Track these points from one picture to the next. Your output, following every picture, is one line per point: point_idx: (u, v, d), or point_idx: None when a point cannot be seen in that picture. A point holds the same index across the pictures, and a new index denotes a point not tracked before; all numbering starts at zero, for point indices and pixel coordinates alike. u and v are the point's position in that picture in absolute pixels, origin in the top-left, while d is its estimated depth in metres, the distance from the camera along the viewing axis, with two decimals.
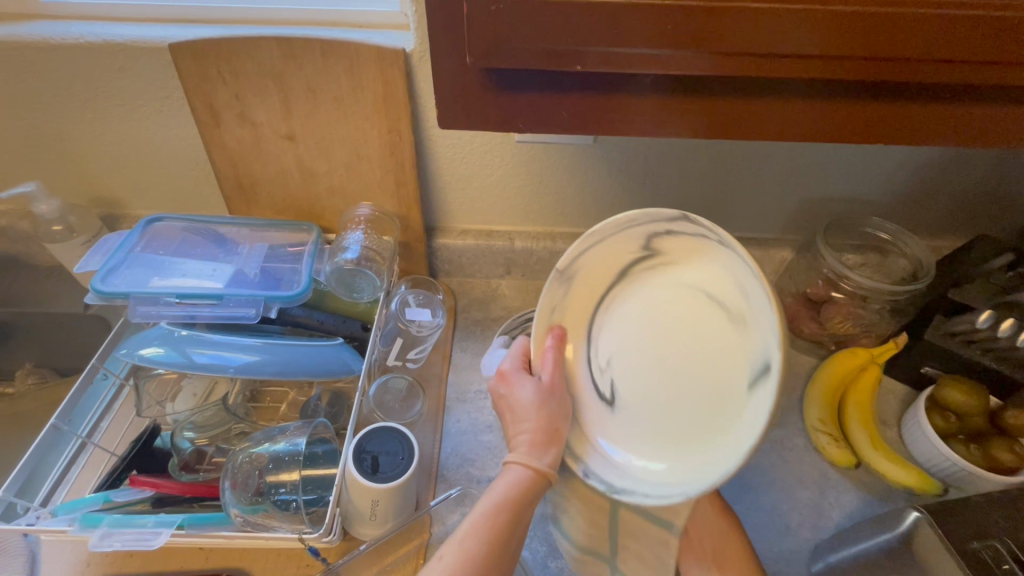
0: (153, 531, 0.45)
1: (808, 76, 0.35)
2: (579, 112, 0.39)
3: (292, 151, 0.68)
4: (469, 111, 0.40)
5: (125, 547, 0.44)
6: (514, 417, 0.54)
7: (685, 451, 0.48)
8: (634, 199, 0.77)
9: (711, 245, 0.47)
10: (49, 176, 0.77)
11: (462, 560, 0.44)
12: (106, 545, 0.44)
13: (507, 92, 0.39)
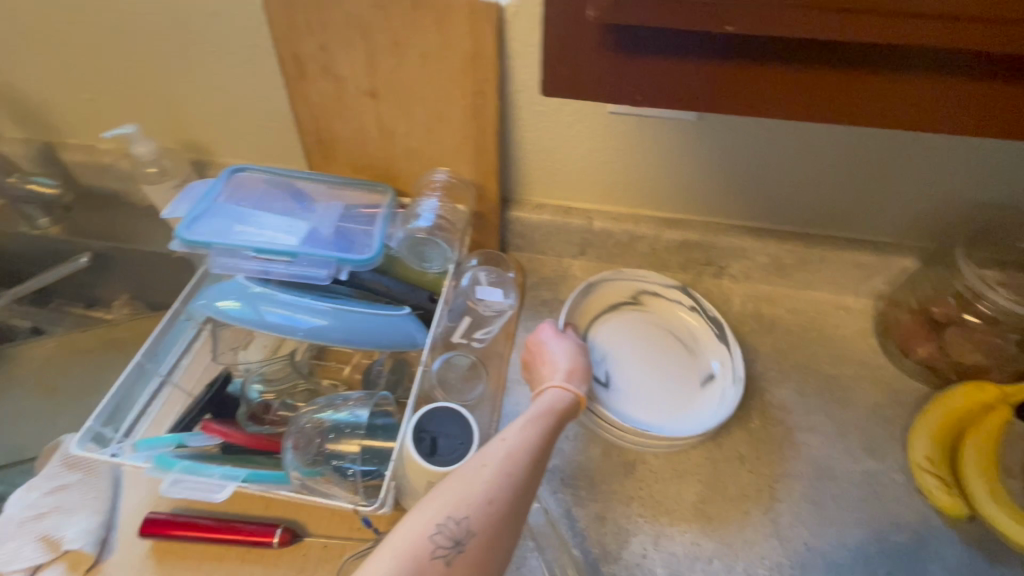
0: (219, 483, 0.47)
1: (975, 47, 0.27)
2: (709, 84, 0.33)
3: (373, 109, 0.66)
4: (577, 78, 0.35)
5: (191, 496, 0.46)
6: (548, 360, 0.57)
7: (664, 421, 0.61)
8: (732, 187, 0.69)
9: (682, 310, 0.70)
10: (147, 118, 0.80)
11: (524, 442, 0.45)
12: (176, 492, 0.46)
13: (624, 57, 0.33)
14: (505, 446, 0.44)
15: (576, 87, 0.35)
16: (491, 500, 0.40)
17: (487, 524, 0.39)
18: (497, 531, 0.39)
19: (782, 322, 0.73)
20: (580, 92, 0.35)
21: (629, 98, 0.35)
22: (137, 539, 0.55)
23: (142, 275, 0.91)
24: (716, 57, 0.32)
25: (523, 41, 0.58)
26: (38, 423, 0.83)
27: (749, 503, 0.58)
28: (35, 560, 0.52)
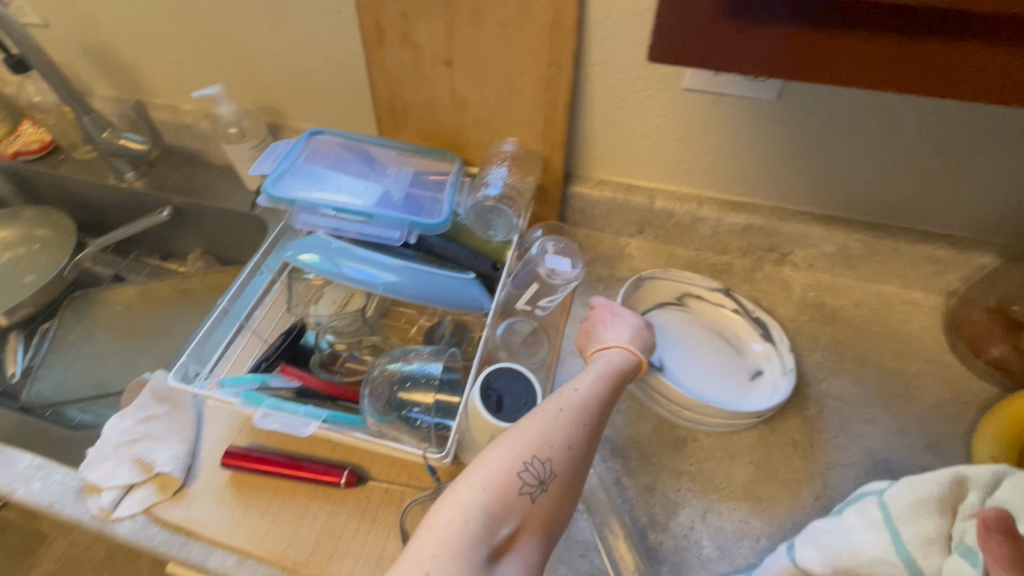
0: (304, 420, 0.51)
1: None
2: (800, 51, 0.34)
3: (447, 78, 0.67)
4: (689, 45, 0.35)
5: (278, 431, 0.50)
6: (613, 326, 0.58)
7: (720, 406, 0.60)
8: (804, 172, 0.68)
9: (724, 312, 0.68)
10: (230, 80, 0.84)
11: (593, 395, 0.48)
12: (267, 423, 0.50)
13: (739, 25, 0.34)
14: (578, 396, 0.47)
15: (685, 54, 0.36)
16: (571, 446, 0.43)
17: (567, 465, 0.42)
18: (573, 473, 0.42)
19: (843, 313, 0.72)
20: (688, 57, 0.36)
21: (737, 66, 0.36)
22: (217, 468, 0.60)
23: (216, 231, 0.96)
24: (840, 27, 0.33)
25: (604, 12, 0.58)
26: (120, 361, 0.90)
27: (800, 487, 0.58)
28: (130, 479, 0.57)
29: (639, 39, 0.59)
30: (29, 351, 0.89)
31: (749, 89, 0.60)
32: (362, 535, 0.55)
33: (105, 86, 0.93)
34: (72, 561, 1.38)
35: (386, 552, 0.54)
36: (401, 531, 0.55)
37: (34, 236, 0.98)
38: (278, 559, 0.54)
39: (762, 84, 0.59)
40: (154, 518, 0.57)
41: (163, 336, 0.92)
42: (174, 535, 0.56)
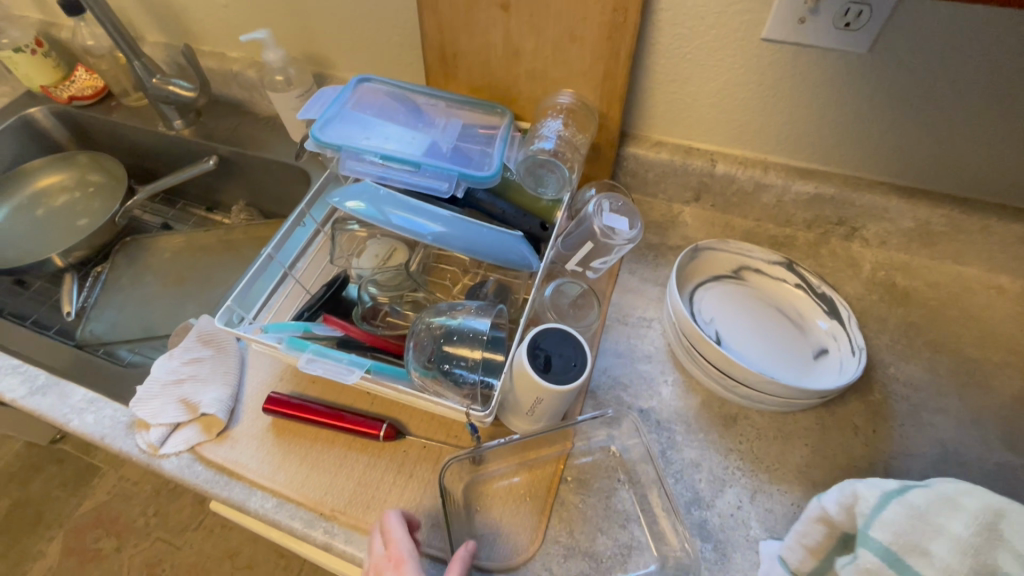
0: (347, 368, 0.49)
1: None
2: None
3: (502, 23, 0.63)
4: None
5: (320, 376, 0.49)
6: None
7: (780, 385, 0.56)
8: (888, 138, 0.62)
9: (785, 287, 0.64)
10: (278, 26, 0.82)
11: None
12: (312, 368, 0.50)
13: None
14: None
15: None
16: None
17: None
18: None
19: (916, 294, 0.67)
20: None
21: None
22: (259, 413, 0.60)
23: (260, 182, 0.96)
24: None
25: None
26: (166, 307, 0.92)
27: (859, 474, 0.54)
28: (177, 418, 0.59)
29: None
30: (83, 293, 0.92)
31: (837, 40, 0.54)
32: (399, 488, 0.55)
33: (155, 31, 0.92)
34: (122, 493, 1.47)
35: (422, 507, 0.53)
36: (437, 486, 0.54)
37: (88, 181, 1.00)
38: (317, 505, 0.54)
39: (853, 33, 0.53)
40: (199, 457, 0.58)
41: (208, 285, 0.94)
42: (218, 474, 0.57)
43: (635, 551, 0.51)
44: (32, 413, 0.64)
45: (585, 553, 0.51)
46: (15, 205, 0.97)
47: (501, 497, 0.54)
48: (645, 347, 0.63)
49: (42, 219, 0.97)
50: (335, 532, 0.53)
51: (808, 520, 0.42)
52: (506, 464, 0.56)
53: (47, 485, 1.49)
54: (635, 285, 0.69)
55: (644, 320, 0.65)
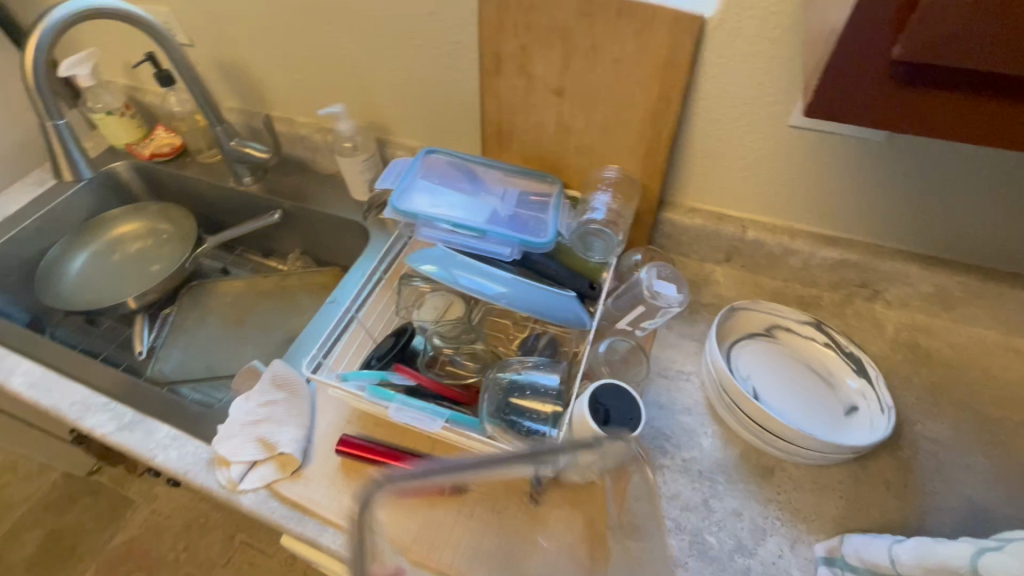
0: (431, 417, 0.56)
1: None
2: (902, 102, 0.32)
3: (556, 107, 0.72)
4: (851, 103, 0.34)
5: (408, 423, 0.55)
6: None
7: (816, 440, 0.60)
8: (907, 212, 0.68)
9: (814, 346, 0.69)
10: (347, 99, 0.92)
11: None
12: (400, 416, 0.56)
13: (909, 90, 0.32)
14: None
15: (845, 110, 0.34)
16: None
17: None
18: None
19: (938, 355, 0.71)
20: (843, 116, 0.34)
21: (893, 125, 0.34)
22: (331, 454, 0.66)
23: (318, 234, 1.04)
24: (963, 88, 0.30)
25: (719, 53, 0.61)
26: (227, 347, 0.99)
27: (893, 528, 0.58)
28: (255, 456, 0.63)
29: (751, 79, 0.62)
30: (152, 333, 1.00)
31: (859, 130, 0.61)
32: (461, 528, 0.59)
33: (232, 98, 1.03)
34: (154, 526, 1.50)
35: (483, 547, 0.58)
36: (496, 528, 0.59)
37: (159, 231, 1.10)
38: None
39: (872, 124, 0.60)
40: (274, 493, 0.63)
41: (266, 328, 1.01)
42: (293, 510, 0.62)
43: None
44: (119, 448, 0.70)
45: None
46: (93, 251, 1.07)
47: (556, 542, 0.58)
48: (684, 399, 0.68)
49: (117, 264, 1.06)
50: (404, 569, 0.57)
51: (880, 543, 0.52)
52: None
53: (82, 516, 1.53)
54: (673, 340, 0.74)
55: (683, 374, 0.70)
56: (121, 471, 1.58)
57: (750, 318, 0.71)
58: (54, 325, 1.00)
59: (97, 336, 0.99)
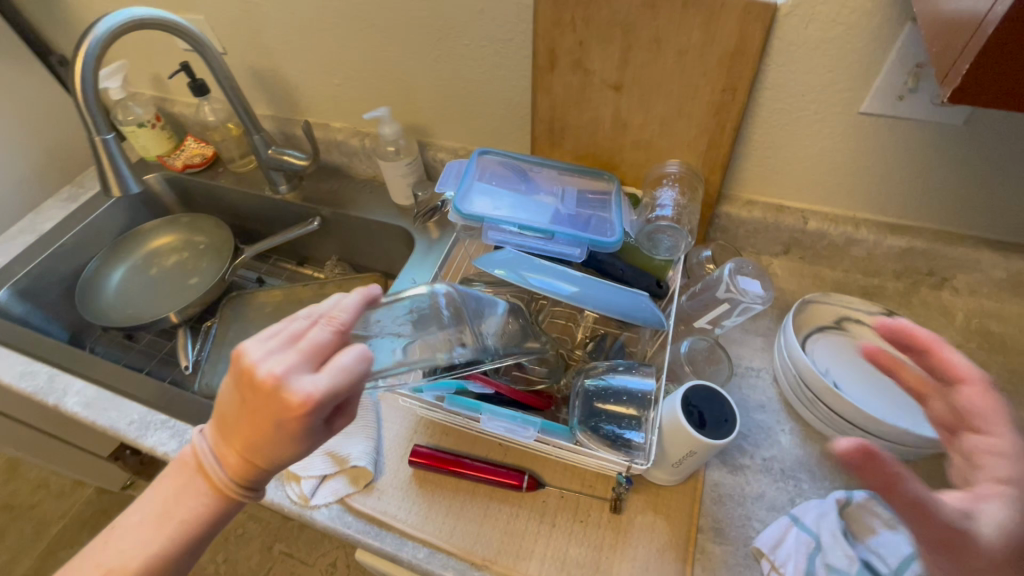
0: (522, 426, 0.55)
1: None
2: None
3: (613, 102, 0.70)
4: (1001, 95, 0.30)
5: (502, 435, 0.55)
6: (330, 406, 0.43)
7: None
8: (980, 197, 0.66)
9: (887, 337, 0.68)
10: (386, 102, 0.90)
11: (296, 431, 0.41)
12: (491, 426, 0.55)
13: None
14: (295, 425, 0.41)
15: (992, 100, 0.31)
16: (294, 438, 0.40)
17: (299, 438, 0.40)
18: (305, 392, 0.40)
19: (1013, 341, 0.70)
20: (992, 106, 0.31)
21: None
22: (401, 465, 0.65)
23: (357, 240, 1.03)
24: None
25: (789, 40, 0.59)
26: None
27: None
28: (325, 470, 0.62)
29: (822, 65, 0.60)
30: (195, 347, 0.98)
31: (935, 114, 0.59)
32: (544, 536, 0.58)
33: (265, 106, 1.02)
34: None
35: (569, 556, 0.57)
36: (580, 536, 0.58)
37: (195, 243, 1.09)
38: (468, 554, 0.57)
39: (951, 108, 0.58)
40: (348, 507, 0.62)
41: None
42: (368, 524, 0.61)
43: None
44: None
45: None
46: (130, 265, 1.05)
47: (644, 546, 0.57)
48: (757, 397, 0.67)
49: (155, 278, 1.05)
50: None
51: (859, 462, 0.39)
52: (644, 516, 0.59)
53: None
54: (738, 336, 0.73)
55: (753, 371, 0.69)
56: None
57: (820, 311, 0.69)
58: (95, 340, 1.00)
59: (137, 352, 0.99)
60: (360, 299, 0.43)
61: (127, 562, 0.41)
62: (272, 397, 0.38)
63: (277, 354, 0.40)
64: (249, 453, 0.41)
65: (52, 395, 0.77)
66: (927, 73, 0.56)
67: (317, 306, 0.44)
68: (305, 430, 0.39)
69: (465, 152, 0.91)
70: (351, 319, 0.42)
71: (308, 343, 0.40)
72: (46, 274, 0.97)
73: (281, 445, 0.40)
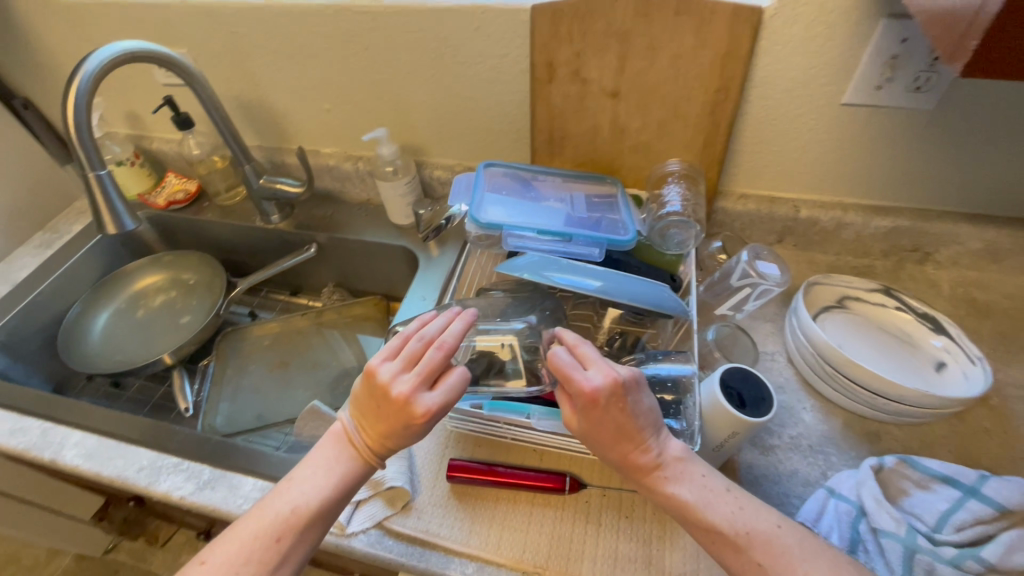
0: None
1: None
2: None
3: (611, 108, 0.73)
4: (1007, 59, 0.33)
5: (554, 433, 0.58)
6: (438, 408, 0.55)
7: None
8: (954, 174, 0.72)
9: (887, 311, 0.72)
10: (379, 124, 0.90)
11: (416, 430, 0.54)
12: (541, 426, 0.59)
13: None
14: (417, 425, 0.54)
15: (998, 67, 0.33)
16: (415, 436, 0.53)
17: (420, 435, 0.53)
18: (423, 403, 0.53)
19: (996, 306, 0.75)
20: (1001, 73, 0.33)
21: None
22: (437, 481, 0.63)
23: (355, 264, 1.02)
24: None
25: (774, 40, 0.63)
26: (275, 393, 0.94)
27: (1007, 473, 0.60)
28: (358, 496, 0.60)
29: (807, 62, 0.64)
30: (193, 387, 0.94)
31: (911, 101, 0.65)
32: (593, 537, 0.58)
33: (251, 136, 1.00)
34: None
35: (620, 552, 0.56)
36: (629, 532, 0.58)
37: (182, 280, 1.05)
38: (519, 563, 0.56)
39: (923, 94, 0.64)
40: (387, 531, 0.60)
41: (313, 366, 0.97)
42: (409, 546, 0.58)
43: None
44: (202, 509, 0.65)
45: None
46: (115, 309, 1.01)
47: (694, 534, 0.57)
48: (775, 378, 0.69)
49: (142, 320, 1.01)
50: None
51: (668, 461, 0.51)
52: None
53: None
54: (747, 323, 0.75)
55: (767, 354, 0.72)
56: (141, 545, 1.48)
57: (823, 292, 0.73)
58: (80, 390, 0.94)
59: (129, 399, 0.94)
60: (462, 326, 0.56)
61: (305, 505, 0.50)
62: (406, 407, 0.51)
63: (405, 374, 0.53)
64: (384, 443, 0.53)
65: (48, 449, 0.72)
66: (901, 63, 0.61)
67: (427, 332, 0.56)
68: (428, 427, 0.52)
69: (461, 167, 0.92)
70: (456, 343, 0.54)
71: (426, 364, 0.53)
72: (24, 324, 0.91)
73: (409, 438, 0.53)
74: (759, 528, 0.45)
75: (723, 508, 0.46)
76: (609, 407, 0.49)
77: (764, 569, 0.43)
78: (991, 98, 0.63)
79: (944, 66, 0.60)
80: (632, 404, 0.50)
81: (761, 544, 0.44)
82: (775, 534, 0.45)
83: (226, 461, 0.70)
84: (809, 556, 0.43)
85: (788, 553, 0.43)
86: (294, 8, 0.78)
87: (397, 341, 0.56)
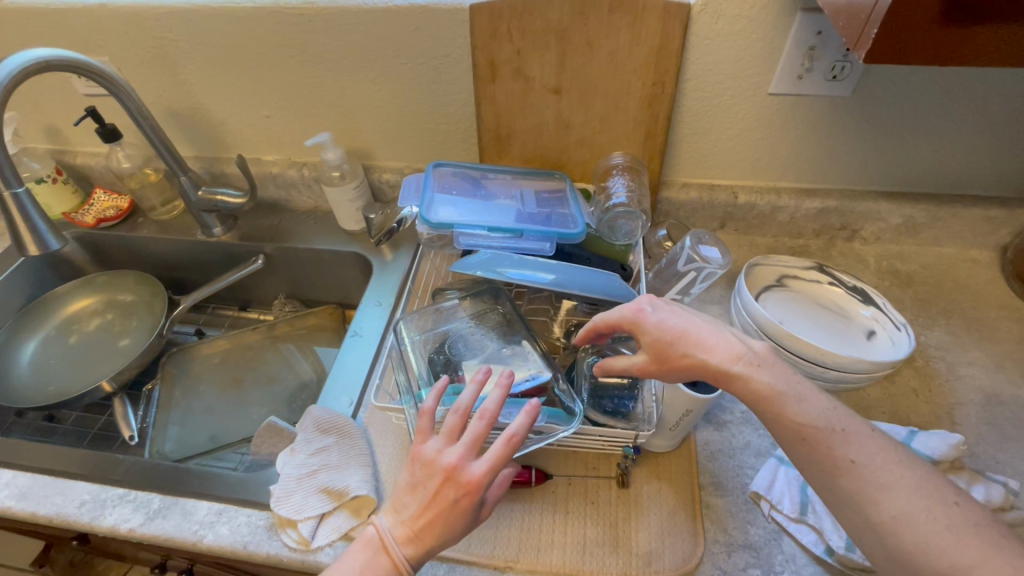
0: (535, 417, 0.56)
1: None
2: (941, 44, 0.35)
3: (554, 104, 0.74)
4: (905, 42, 0.35)
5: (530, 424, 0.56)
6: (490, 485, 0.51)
7: None
8: (871, 155, 0.77)
9: (821, 286, 0.76)
10: (322, 128, 0.88)
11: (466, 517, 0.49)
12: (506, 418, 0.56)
13: (953, 26, 0.34)
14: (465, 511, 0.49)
15: (899, 50, 0.36)
16: (462, 522, 0.48)
17: (465, 519, 0.48)
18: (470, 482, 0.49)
19: (915, 275, 0.82)
20: (900, 56, 0.36)
21: (936, 60, 0.36)
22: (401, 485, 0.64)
23: (307, 273, 1.00)
24: (989, 23, 0.34)
25: (704, 34, 0.66)
26: (228, 412, 0.90)
27: (935, 426, 0.65)
28: (322, 508, 0.59)
29: (734, 55, 0.68)
30: (138, 414, 0.89)
31: (829, 89, 0.69)
32: (561, 525, 0.58)
33: (185, 145, 0.96)
34: None
35: (588, 538, 0.57)
36: (595, 517, 0.59)
37: (120, 301, 0.99)
38: (491, 559, 0.56)
39: (839, 82, 0.68)
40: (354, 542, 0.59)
41: (268, 380, 0.94)
42: None
43: (783, 535, 0.57)
44: (154, 539, 0.62)
45: (745, 543, 0.57)
46: (43, 338, 0.94)
47: (658, 515, 0.59)
48: None
49: (76, 346, 0.94)
50: None
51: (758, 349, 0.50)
52: (650, 485, 0.62)
53: None
54: (696, 306, 0.78)
55: None
56: None
57: (763, 273, 0.77)
58: (7, 427, 0.87)
59: (65, 432, 0.87)
60: (500, 392, 0.51)
61: None
62: (450, 483, 0.48)
63: (448, 448, 0.50)
64: (428, 533, 0.48)
65: None
66: (818, 53, 0.66)
67: (460, 402, 0.52)
68: (476, 505, 0.48)
69: (410, 169, 0.91)
70: (496, 410, 0.50)
71: (467, 436, 0.49)
72: None
73: (456, 523, 0.48)
74: (855, 429, 0.45)
75: (818, 405, 0.46)
76: (658, 331, 0.51)
77: (858, 465, 0.43)
78: (897, 85, 0.68)
79: (855, 56, 0.65)
80: (668, 316, 0.52)
81: (823, 427, 0.45)
82: (835, 415, 0.46)
83: (176, 487, 0.66)
84: (903, 461, 0.43)
85: (844, 432, 0.45)
86: (223, 10, 0.75)
87: (427, 416, 0.52)
